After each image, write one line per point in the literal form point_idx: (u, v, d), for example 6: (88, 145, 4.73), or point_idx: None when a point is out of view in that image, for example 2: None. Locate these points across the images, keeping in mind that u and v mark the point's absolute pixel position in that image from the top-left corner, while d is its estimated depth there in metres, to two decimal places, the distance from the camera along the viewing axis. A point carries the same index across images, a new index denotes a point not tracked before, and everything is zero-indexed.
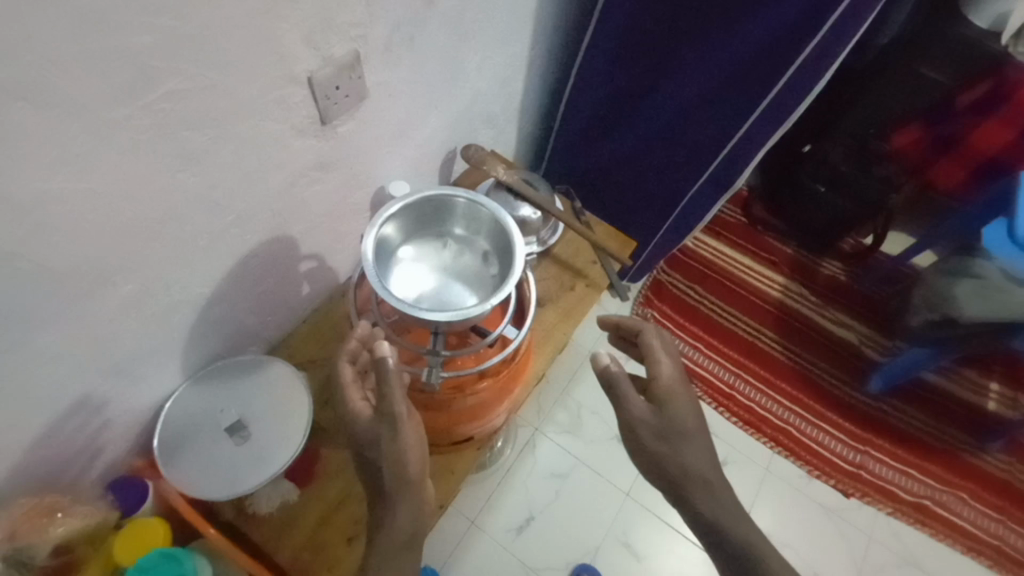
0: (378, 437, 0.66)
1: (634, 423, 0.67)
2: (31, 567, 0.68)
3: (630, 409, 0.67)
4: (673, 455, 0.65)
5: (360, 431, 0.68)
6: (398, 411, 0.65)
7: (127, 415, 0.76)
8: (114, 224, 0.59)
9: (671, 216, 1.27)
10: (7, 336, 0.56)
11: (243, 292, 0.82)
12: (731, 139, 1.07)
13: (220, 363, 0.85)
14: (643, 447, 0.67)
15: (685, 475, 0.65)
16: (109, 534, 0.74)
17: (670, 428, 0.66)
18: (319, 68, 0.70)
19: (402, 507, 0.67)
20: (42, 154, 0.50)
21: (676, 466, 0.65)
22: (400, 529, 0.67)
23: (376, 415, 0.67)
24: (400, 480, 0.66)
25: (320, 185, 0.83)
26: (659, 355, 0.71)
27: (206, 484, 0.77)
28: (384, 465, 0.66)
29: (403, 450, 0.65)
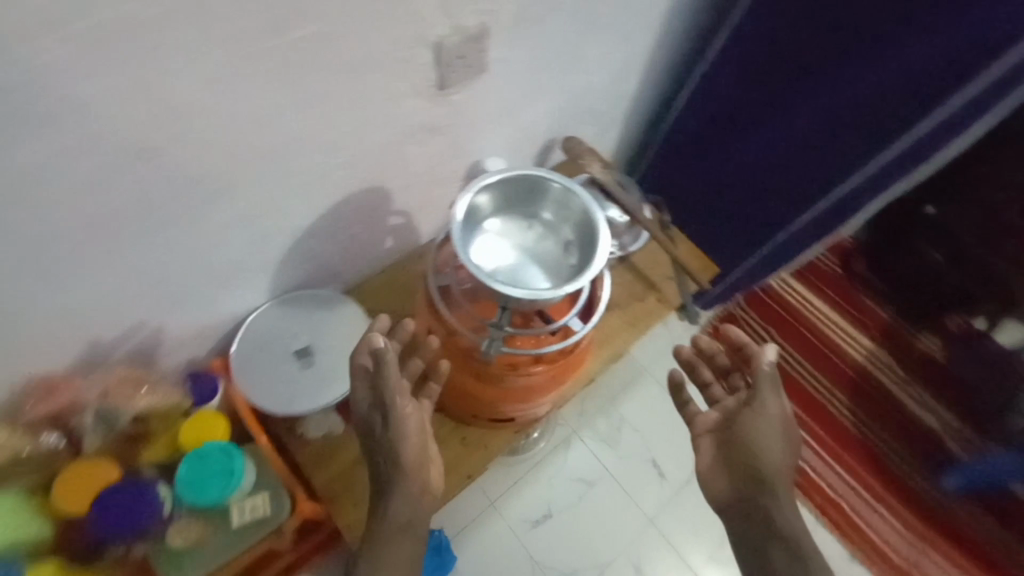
0: (374, 424, 0.71)
1: (768, 415, 0.69)
2: (114, 428, 0.76)
3: (770, 403, 0.69)
4: (775, 457, 0.68)
5: (363, 417, 0.72)
6: (391, 401, 0.69)
7: (215, 319, 0.84)
8: (242, 143, 0.65)
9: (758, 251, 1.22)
10: (137, 223, 0.64)
11: (334, 232, 0.88)
12: (849, 180, 1.01)
13: (301, 292, 0.91)
14: (769, 439, 0.68)
15: (774, 479, 0.67)
16: (181, 418, 0.81)
17: (782, 431, 0.69)
18: (448, 35, 0.73)
19: (398, 495, 0.69)
20: (198, 69, 0.56)
21: (765, 468, 0.67)
22: (399, 512, 0.68)
23: (376, 404, 0.70)
24: (394, 467, 0.69)
25: (424, 147, 0.87)
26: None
27: (267, 396, 0.84)
28: (381, 451, 0.70)
29: (401, 435, 0.70)
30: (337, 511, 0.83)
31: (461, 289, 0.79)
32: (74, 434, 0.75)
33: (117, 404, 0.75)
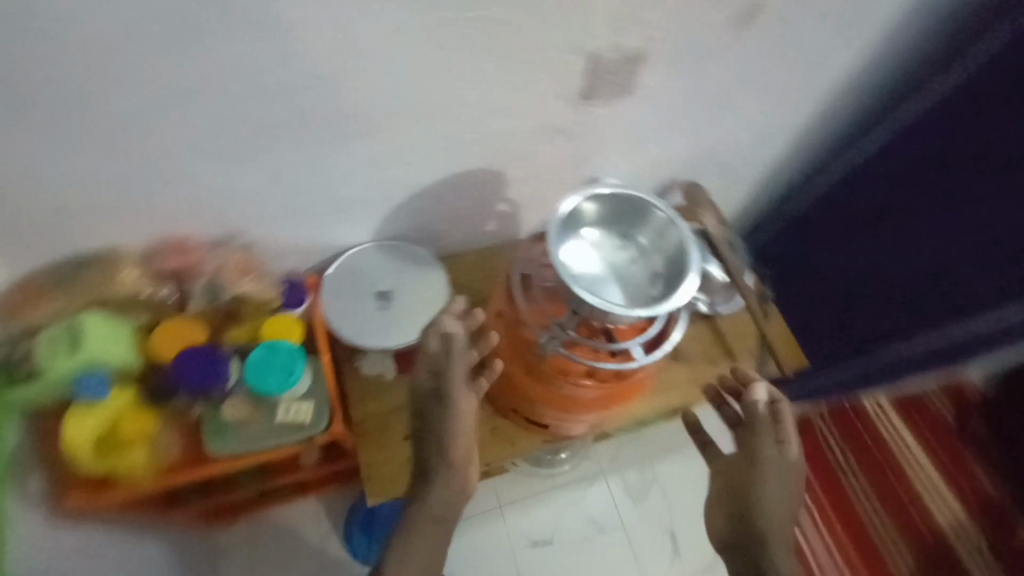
0: (429, 412, 0.78)
1: (761, 458, 0.79)
2: (214, 300, 0.85)
3: (763, 447, 0.80)
4: (768, 505, 0.77)
5: (420, 401, 0.79)
6: (450, 394, 0.77)
7: (323, 242, 0.93)
8: (398, 94, 0.72)
9: (835, 370, 1.17)
10: (293, 136, 0.73)
11: (446, 199, 0.94)
12: (972, 330, 0.91)
13: (400, 244, 0.98)
14: (759, 480, 0.78)
15: (768, 524, 0.76)
16: (266, 313, 0.90)
17: (777, 485, 0.78)
18: (607, 50, 0.77)
19: (437, 487, 0.76)
20: (386, 20, 0.63)
21: (760, 513, 0.77)
22: (435, 503, 0.76)
23: (435, 392, 0.78)
24: (436, 457, 0.77)
25: (551, 147, 0.91)
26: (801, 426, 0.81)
27: (342, 322, 0.92)
28: (431, 440, 0.77)
29: (450, 431, 0.76)
30: (365, 443, 0.91)
31: (542, 286, 0.80)
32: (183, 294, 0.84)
33: (226, 281, 0.85)
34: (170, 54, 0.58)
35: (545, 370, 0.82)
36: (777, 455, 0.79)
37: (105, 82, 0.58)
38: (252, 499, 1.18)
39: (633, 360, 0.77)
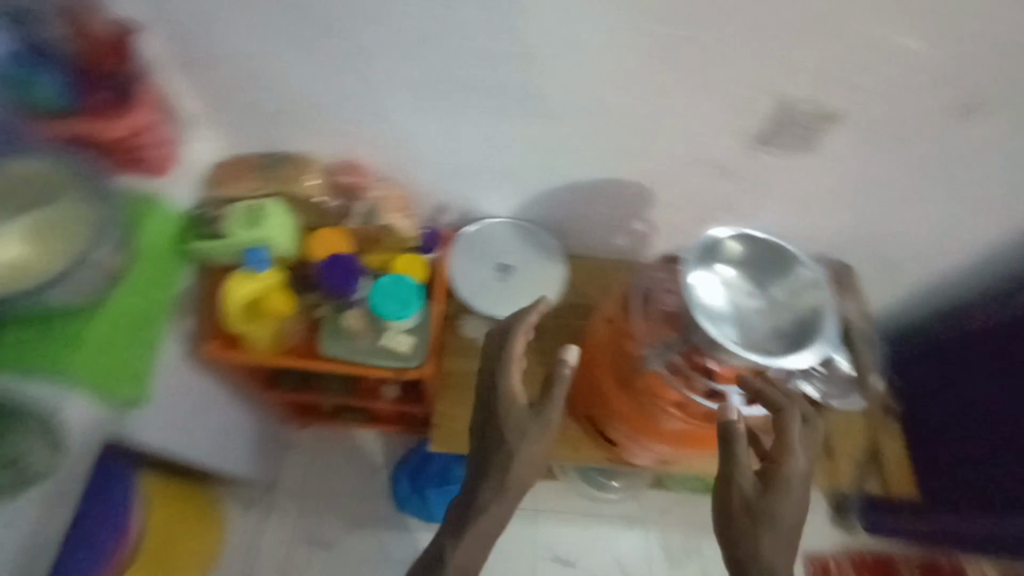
0: (525, 432, 0.74)
1: (731, 487, 0.66)
2: (365, 224, 0.91)
3: (734, 476, 0.66)
4: (756, 536, 0.64)
5: (512, 419, 0.74)
6: (551, 419, 0.75)
7: (467, 206, 1.00)
8: (585, 88, 0.76)
9: (945, 517, 1.05)
10: (480, 102, 0.79)
11: (588, 199, 0.97)
12: None
13: (533, 227, 1.02)
14: (726, 513, 0.66)
15: (761, 559, 0.64)
16: (399, 249, 0.95)
17: (762, 513, 0.65)
18: (801, 100, 0.75)
19: (498, 505, 0.74)
20: (600, 18, 0.67)
21: (751, 549, 0.64)
22: (492, 521, 0.75)
23: (532, 414, 0.75)
24: (515, 479, 0.74)
25: (707, 181, 0.90)
26: (798, 439, 0.67)
27: (461, 279, 0.98)
28: (518, 464, 0.73)
29: (531, 454, 0.74)
30: (445, 394, 0.95)
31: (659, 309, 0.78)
32: (338, 207, 0.91)
33: (381, 209, 0.91)
34: (410, 4, 0.67)
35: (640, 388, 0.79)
36: (745, 480, 0.66)
37: (351, 14, 0.68)
38: (328, 411, 1.30)
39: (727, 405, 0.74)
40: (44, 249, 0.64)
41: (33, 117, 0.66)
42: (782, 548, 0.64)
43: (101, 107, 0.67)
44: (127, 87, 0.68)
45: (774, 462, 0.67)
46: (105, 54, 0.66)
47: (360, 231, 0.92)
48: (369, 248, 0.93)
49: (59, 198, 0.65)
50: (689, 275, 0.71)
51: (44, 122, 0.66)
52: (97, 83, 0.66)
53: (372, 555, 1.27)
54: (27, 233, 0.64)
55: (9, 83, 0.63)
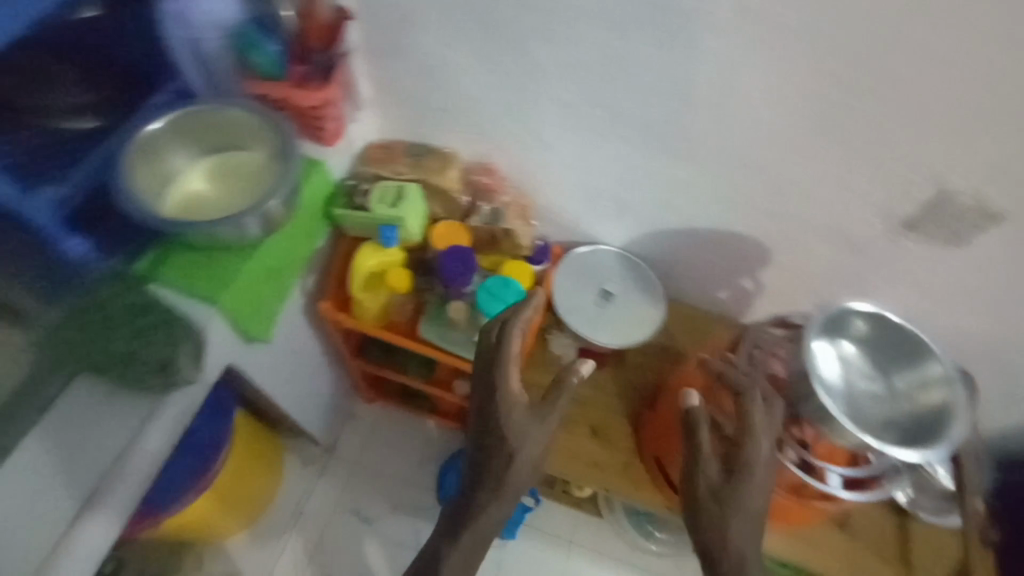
0: (522, 437, 0.70)
1: (695, 474, 0.65)
2: (486, 225, 0.95)
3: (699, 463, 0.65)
4: (724, 527, 0.63)
5: (509, 425, 0.71)
6: (550, 414, 0.73)
7: (582, 227, 1.03)
8: (734, 137, 0.78)
9: None
10: (628, 131, 0.82)
11: (703, 245, 0.97)
12: None
13: (640, 263, 1.04)
14: (694, 500, 0.65)
15: (727, 552, 0.63)
16: (511, 255, 0.99)
17: (729, 497, 0.63)
18: (961, 193, 0.72)
19: (492, 505, 0.72)
20: (772, 75, 0.69)
21: (715, 540, 0.63)
22: (485, 523, 0.73)
23: (530, 416, 0.72)
24: (507, 485, 0.71)
25: (834, 253, 0.88)
26: (761, 422, 0.65)
27: (561, 297, 1.01)
28: (511, 468, 0.71)
29: (527, 459, 0.71)
30: None
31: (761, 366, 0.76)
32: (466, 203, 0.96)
33: (505, 214, 0.95)
34: (591, 32, 0.71)
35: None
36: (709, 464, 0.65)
37: (538, 34, 0.74)
38: (398, 390, 1.36)
39: (823, 484, 0.71)
40: (223, 188, 0.78)
41: (246, 76, 0.76)
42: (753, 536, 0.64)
43: (298, 79, 0.77)
44: (328, 67, 0.77)
45: (737, 446, 0.65)
46: (314, 37, 0.75)
47: (479, 230, 0.96)
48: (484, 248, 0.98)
49: (241, 147, 0.79)
50: (810, 342, 0.69)
51: (253, 82, 0.76)
52: (301, 60, 0.76)
53: (406, 539, 1.30)
54: (213, 174, 0.79)
55: (237, 44, 0.74)
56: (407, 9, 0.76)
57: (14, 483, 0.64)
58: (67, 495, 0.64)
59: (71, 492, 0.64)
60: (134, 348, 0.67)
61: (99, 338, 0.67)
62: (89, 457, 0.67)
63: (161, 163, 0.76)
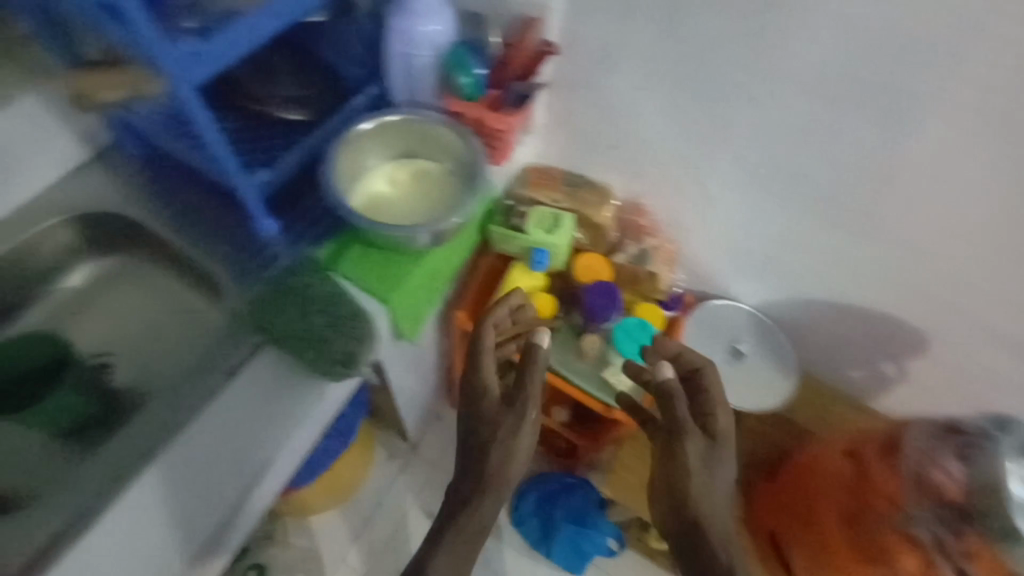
0: (501, 426, 0.74)
1: (681, 449, 0.68)
2: (631, 263, 0.96)
3: (689, 437, 0.68)
4: (713, 489, 0.67)
5: (482, 418, 0.75)
6: (529, 396, 0.74)
7: (719, 281, 1.02)
8: (921, 217, 0.77)
9: None
10: (803, 195, 0.82)
11: (850, 321, 0.94)
12: None
13: (775, 327, 1.01)
14: (688, 473, 0.67)
15: (709, 518, 0.66)
16: (646, 296, 0.98)
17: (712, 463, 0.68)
18: None
19: (481, 503, 0.74)
20: (981, 162, 0.68)
21: (695, 503, 0.66)
22: (473, 520, 0.74)
23: (506, 406, 0.75)
24: (495, 473, 0.74)
25: (1002, 354, 0.83)
26: (718, 395, 0.73)
27: (690, 347, 0.99)
28: (494, 456, 0.73)
29: (509, 455, 0.73)
30: None
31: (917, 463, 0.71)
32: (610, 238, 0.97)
33: (652, 256, 0.96)
34: (793, 95, 0.73)
35: (870, 543, 0.74)
36: (696, 438, 0.68)
37: (741, 93, 0.75)
38: None
39: None
40: (404, 193, 0.83)
41: (444, 92, 0.81)
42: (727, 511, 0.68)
43: (491, 102, 0.81)
44: (522, 98, 0.79)
45: (709, 417, 0.71)
46: (514, 66, 0.79)
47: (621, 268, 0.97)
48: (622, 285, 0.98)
49: (424, 158, 0.84)
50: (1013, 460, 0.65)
51: (450, 99, 0.81)
52: (497, 86, 0.80)
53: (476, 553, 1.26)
54: (395, 179, 0.84)
55: (446, 63, 0.78)
56: (612, 52, 0.78)
57: (212, 443, 0.67)
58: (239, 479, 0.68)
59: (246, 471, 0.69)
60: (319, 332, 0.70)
61: (284, 314, 0.72)
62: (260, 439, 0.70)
63: (355, 163, 0.81)
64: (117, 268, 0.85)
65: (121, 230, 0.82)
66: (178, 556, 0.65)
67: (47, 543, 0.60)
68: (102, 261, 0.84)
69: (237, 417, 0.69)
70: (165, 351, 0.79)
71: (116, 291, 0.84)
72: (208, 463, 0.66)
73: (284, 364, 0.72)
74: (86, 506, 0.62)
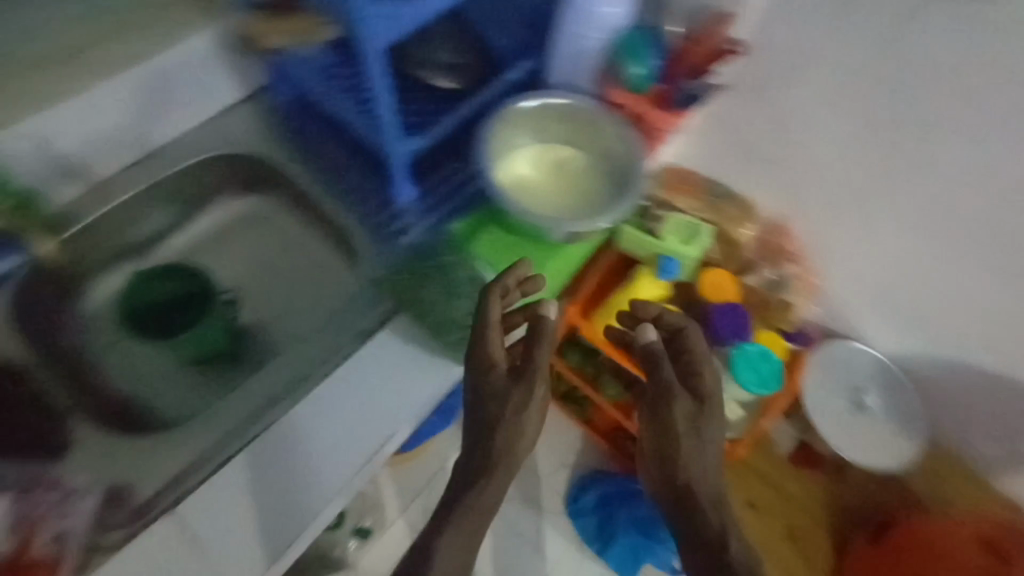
0: (509, 402, 0.65)
1: (669, 413, 0.65)
2: (763, 289, 0.90)
3: (674, 396, 0.65)
4: (703, 454, 0.66)
5: (488, 394, 0.66)
6: (538, 367, 0.66)
7: (851, 319, 0.94)
8: None
9: None
10: (989, 248, 0.73)
11: (998, 393, 0.85)
12: None
13: (906, 381, 0.92)
14: (674, 435, 0.65)
15: (698, 482, 0.65)
16: (770, 324, 0.92)
17: (703, 426, 0.66)
18: None
19: (483, 486, 0.65)
20: None
21: (685, 466, 0.65)
22: (475, 502, 0.65)
23: (513, 381, 0.66)
24: (504, 453, 0.66)
25: None
26: (702, 353, 0.70)
27: (810, 389, 0.93)
28: (501, 436, 0.65)
29: (516, 435, 0.65)
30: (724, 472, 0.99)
31: None
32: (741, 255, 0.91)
33: (791, 286, 0.90)
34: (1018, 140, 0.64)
35: None
36: (681, 396, 0.66)
37: (956, 129, 0.66)
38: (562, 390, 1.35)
39: None
40: (547, 176, 0.79)
41: (607, 80, 0.76)
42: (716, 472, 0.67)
43: (655, 98, 0.75)
44: (692, 99, 0.72)
45: (693, 374, 0.68)
46: (690, 63, 0.71)
47: (750, 291, 0.91)
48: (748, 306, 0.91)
49: (573, 145, 0.80)
50: None
51: (614, 90, 0.76)
52: (665, 81, 0.74)
53: (527, 532, 1.28)
54: (538, 160, 0.80)
55: (619, 49, 0.72)
56: (806, 63, 0.70)
57: (325, 415, 0.67)
58: (336, 469, 0.64)
59: (344, 463, 0.65)
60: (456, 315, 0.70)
61: (419, 287, 0.72)
62: (365, 430, 0.66)
63: (506, 142, 0.78)
64: (259, 211, 0.85)
65: (267, 176, 0.84)
66: (260, 541, 0.61)
67: (183, 472, 0.65)
68: (247, 200, 0.86)
69: (349, 397, 0.68)
70: (292, 302, 0.81)
71: (254, 234, 0.85)
72: (319, 437, 0.66)
73: (411, 337, 0.72)
74: (223, 447, 0.66)
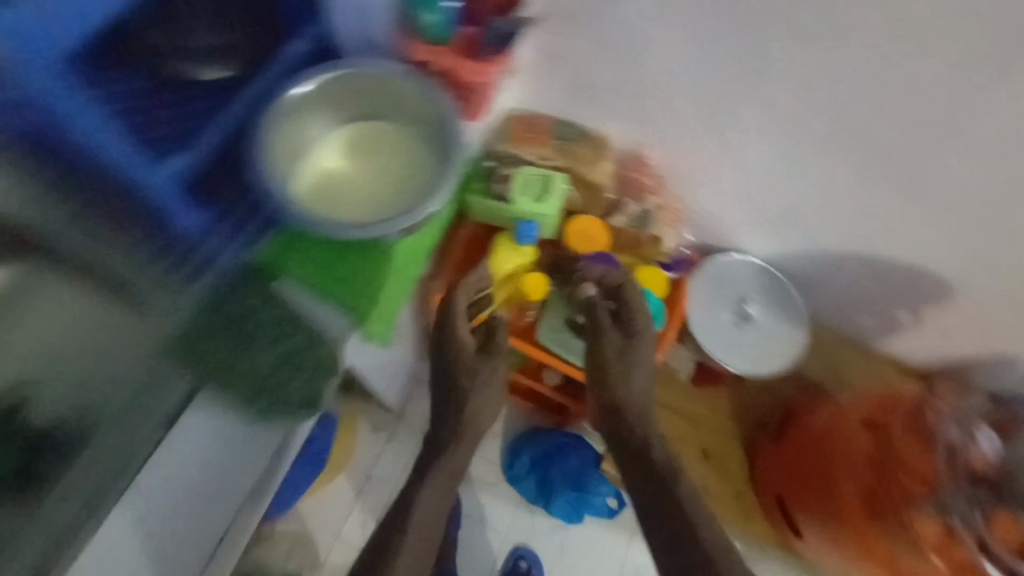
0: (477, 376, 0.79)
1: (599, 351, 0.78)
2: (631, 225, 0.86)
3: (602, 335, 0.79)
4: (629, 377, 0.77)
5: (461, 369, 0.79)
6: (495, 343, 0.80)
7: (722, 233, 0.93)
8: (952, 175, 0.67)
9: None
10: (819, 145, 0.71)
11: (862, 274, 0.87)
12: None
13: (783, 280, 0.94)
14: (604, 368, 0.77)
15: (627, 400, 0.77)
16: (642, 260, 0.91)
17: (628, 361, 0.78)
18: None
19: (445, 460, 0.78)
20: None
21: (613, 390, 0.77)
22: (444, 467, 0.78)
23: (480, 357, 0.80)
24: (472, 417, 0.80)
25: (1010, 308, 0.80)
26: (638, 304, 0.80)
27: (698, 312, 0.92)
28: (468, 407, 0.79)
29: (478, 397, 0.80)
30: None
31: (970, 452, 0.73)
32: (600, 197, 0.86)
33: (655, 217, 0.87)
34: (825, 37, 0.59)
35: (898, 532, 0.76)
36: (613, 338, 0.78)
37: (783, 22, 0.59)
38: None
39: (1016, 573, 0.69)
40: (361, 166, 0.67)
41: (402, 36, 0.64)
42: (644, 388, 0.79)
43: (463, 45, 0.64)
44: (505, 39, 0.63)
45: (631, 320, 0.79)
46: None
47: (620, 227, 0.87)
48: (619, 245, 0.89)
49: (378, 119, 0.68)
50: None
51: (414, 44, 0.64)
52: (471, 21, 0.64)
53: (471, 513, 1.25)
54: (345, 150, 0.67)
55: None
56: None
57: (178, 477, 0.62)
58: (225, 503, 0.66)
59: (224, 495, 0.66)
60: (262, 374, 0.62)
61: (213, 346, 0.62)
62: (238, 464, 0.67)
63: (293, 137, 0.63)
64: (15, 282, 0.66)
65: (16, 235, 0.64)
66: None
67: None
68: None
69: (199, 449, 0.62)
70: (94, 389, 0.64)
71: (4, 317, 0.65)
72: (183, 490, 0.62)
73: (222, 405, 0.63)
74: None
